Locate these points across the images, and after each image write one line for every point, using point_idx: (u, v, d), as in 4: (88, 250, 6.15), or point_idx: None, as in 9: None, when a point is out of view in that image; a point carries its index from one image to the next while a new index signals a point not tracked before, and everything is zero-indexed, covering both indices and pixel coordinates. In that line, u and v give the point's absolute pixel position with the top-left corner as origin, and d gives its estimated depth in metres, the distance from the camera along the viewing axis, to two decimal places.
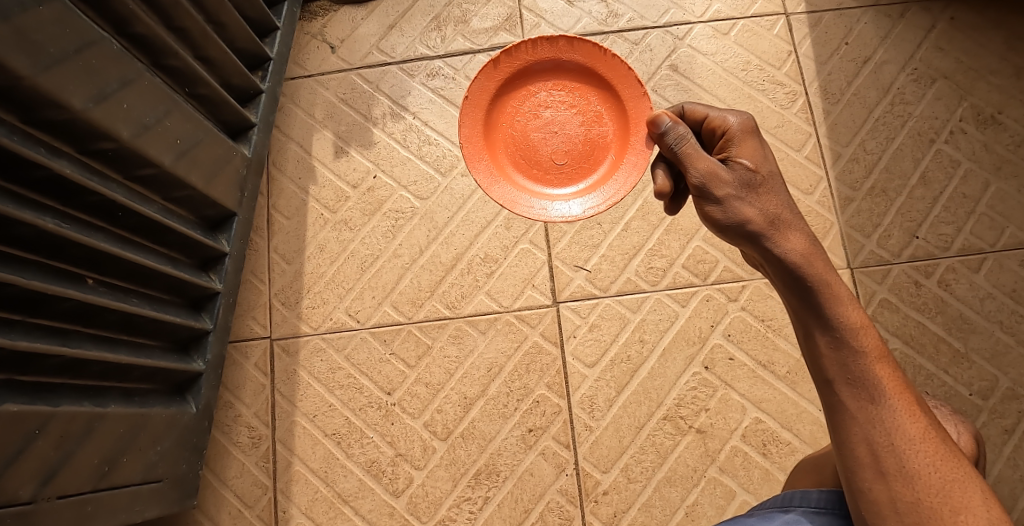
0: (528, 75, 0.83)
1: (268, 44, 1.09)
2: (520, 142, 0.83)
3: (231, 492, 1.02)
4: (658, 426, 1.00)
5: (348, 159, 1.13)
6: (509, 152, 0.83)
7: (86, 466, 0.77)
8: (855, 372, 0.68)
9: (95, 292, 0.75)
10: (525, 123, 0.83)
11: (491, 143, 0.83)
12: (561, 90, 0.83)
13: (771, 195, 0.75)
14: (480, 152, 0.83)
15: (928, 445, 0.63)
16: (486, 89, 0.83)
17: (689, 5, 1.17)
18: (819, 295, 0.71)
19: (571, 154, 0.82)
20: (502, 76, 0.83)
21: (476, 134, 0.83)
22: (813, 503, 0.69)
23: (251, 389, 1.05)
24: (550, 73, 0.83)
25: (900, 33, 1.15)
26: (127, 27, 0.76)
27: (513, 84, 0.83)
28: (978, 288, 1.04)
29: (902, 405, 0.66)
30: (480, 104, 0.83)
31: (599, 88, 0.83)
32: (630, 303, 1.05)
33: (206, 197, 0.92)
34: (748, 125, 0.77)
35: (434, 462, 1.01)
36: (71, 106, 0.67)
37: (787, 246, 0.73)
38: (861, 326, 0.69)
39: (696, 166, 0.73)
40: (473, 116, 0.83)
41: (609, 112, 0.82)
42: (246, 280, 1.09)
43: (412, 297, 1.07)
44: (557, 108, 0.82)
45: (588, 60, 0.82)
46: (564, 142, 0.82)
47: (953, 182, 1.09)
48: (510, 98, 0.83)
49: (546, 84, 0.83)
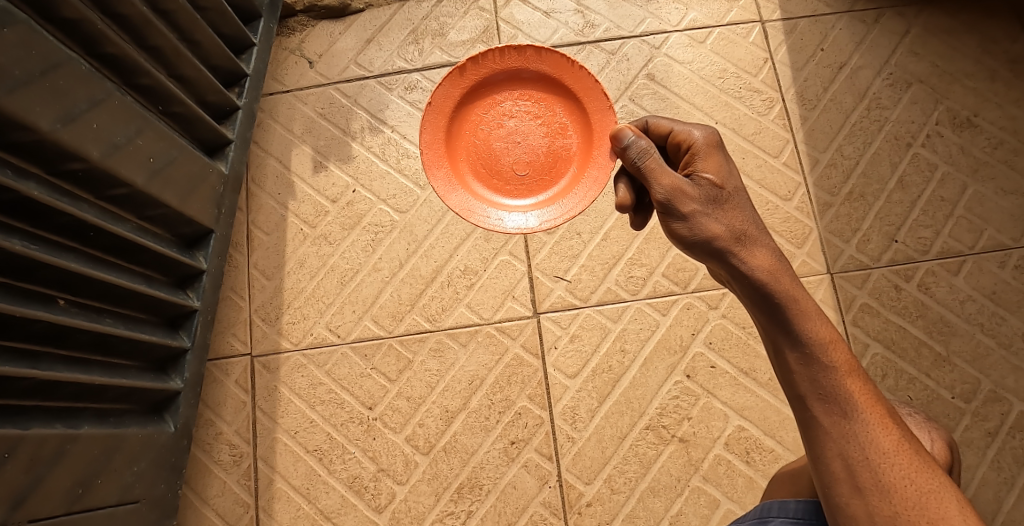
0: (495, 84, 0.83)
1: (244, 61, 1.09)
2: (481, 150, 0.82)
3: (212, 511, 1.01)
4: (640, 436, 1.00)
5: (327, 174, 1.13)
6: (470, 160, 0.82)
7: (58, 488, 0.76)
8: (826, 388, 0.66)
9: (67, 313, 0.75)
10: (489, 131, 0.82)
11: (453, 151, 0.83)
12: (527, 100, 0.82)
13: (737, 210, 0.74)
14: (440, 159, 0.82)
15: (902, 457, 0.62)
16: (451, 96, 0.82)
17: (665, 14, 1.18)
18: (787, 311, 0.70)
19: (531, 164, 0.82)
20: (468, 83, 0.82)
21: (438, 141, 0.82)
22: (791, 514, 0.69)
23: (231, 406, 1.04)
24: (516, 83, 0.83)
25: (875, 37, 1.16)
26: (97, 47, 0.76)
27: (479, 92, 0.83)
28: (958, 291, 1.04)
29: (875, 418, 0.64)
30: (443, 110, 0.82)
31: (566, 100, 0.82)
32: (611, 312, 1.05)
33: (181, 214, 0.92)
34: (713, 139, 0.76)
35: (417, 476, 1.00)
36: (37, 127, 0.67)
37: (753, 262, 0.72)
38: (830, 341, 0.68)
39: (660, 181, 0.72)
40: (436, 122, 0.82)
41: (573, 125, 0.82)
42: (226, 296, 1.09)
43: (392, 310, 1.07)
44: (521, 118, 0.82)
45: (556, 72, 0.82)
46: (524, 152, 0.82)
47: (931, 186, 1.09)
48: (475, 105, 0.83)
49: (512, 94, 0.83)
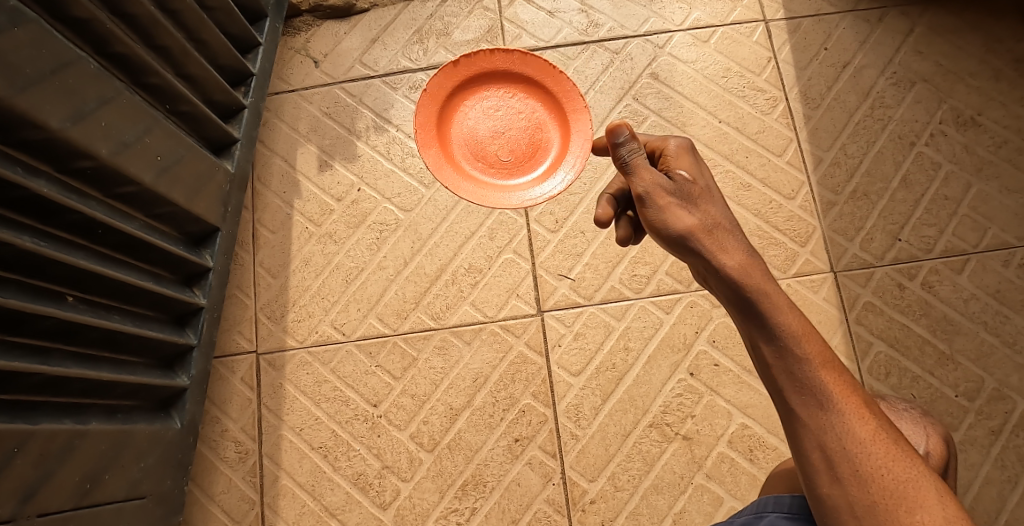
0: (484, 81, 0.84)
1: (251, 61, 1.09)
2: (470, 139, 0.82)
3: (218, 507, 1.01)
4: (644, 434, 1.00)
5: (333, 173, 1.14)
6: (460, 146, 0.82)
7: (67, 484, 0.77)
8: (801, 379, 0.64)
9: (76, 309, 0.75)
10: (477, 123, 0.83)
11: (443, 136, 0.82)
12: (512, 99, 0.84)
13: (708, 205, 0.73)
14: (430, 141, 0.81)
15: (879, 447, 0.60)
16: (444, 85, 0.82)
17: (669, 14, 1.18)
18: (759, 303, 0.67)
19: (511, 152, 0.82)
20: (460, 76, 0.83)
21: (429, 125, 0.82)
22: (786, 508, 0.69)
23: (237, 404, 1.05)
24: (503, 82, 0.84)
25: (879, 36, 1.16)
26: (106, 47, 0.76)
27: (469, 86, 0.84)
28: (961, 290, 1.04)
29: (851, 408, 0.62)
30: (436, 99, 0.82)
31: (548, 101, 0.84)
32: (614, 311, 1.05)
33: (188, 213, 0.93)
34: (686, 145, 0.78)
35: (421, 473, 1.01)
36: (48, 125, 0.68)
37: (725, 254, 0.70)
38: (803, 332, 0.66)
39: (642, 177, 0.72)
40: (428, 107, 0.82)
41: (554, 125, 0.83)
42: (231, 294, 1.10)
43: (397, 308, 1.08)
44: (507, 113, 0.83)
45: (540, 75, 0.83)
46: (507, 141, 0.82)
47: (935, 184, 1.09)
48: (458, 96, 0.83)
49: (499, 92, 0.84)
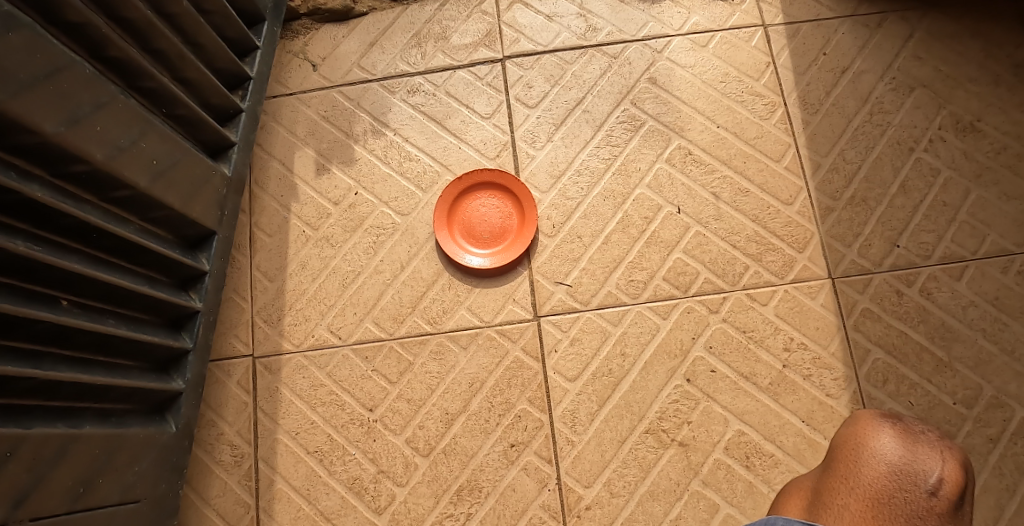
0: (476, 184, 1.11)
1: (249, 64, 1.09)
2: (466, 223, 1.10)
3: (213, 511, 1.01)
4: (640, 440, 1.00)
5: (330, 177, 1.14)
6: (460, 228, 1.10)
7: (60, 488, 0.76)
8: None
9: (69, 314, 0.75)
10: (471, 212, 1.10)
11: (451, 221, 1.10)
12: (493, 197, 1.11)
13: None
14: (443, 226, 1.09)
15: None
16: (453, 189, 1.10)
17: (668, 18, 1.18)
18: None
19: (499, 237, 1.09)
20: (464, 182, 1.10)
21: (443, 213, 1.10)
22: None
23: (233, 407, 1.05)
24: (487, 187, 1.11)
25: (878, 42, 1.16)
26: (101, 51, 0.76)
27: (468, 190, 1.11)
28: (960, 296, 1.04)
29: None
30: (448, 197, 1.10)
31: (511, 200, 1.10)
32: (611, 316, 1.05)
33: (183, 216, 0.93)
34: None
35: (416, 478, 1.01)
36: (41, 129, 0.68)
37: None
38: None
39: None
40: (442, 204, 1.10)
41: (515, 214, 1.10)
42: (228, 298, 1.10)
43: (394, 313, 1.07)
44: (489, 207, 1.10)
45: (507, 183, 1.10)
46: (496, 229, 1.09)
47: (934, 191, 1.09)
48: (462, 198, 1.11)
49: (485, 193, 1.11)
